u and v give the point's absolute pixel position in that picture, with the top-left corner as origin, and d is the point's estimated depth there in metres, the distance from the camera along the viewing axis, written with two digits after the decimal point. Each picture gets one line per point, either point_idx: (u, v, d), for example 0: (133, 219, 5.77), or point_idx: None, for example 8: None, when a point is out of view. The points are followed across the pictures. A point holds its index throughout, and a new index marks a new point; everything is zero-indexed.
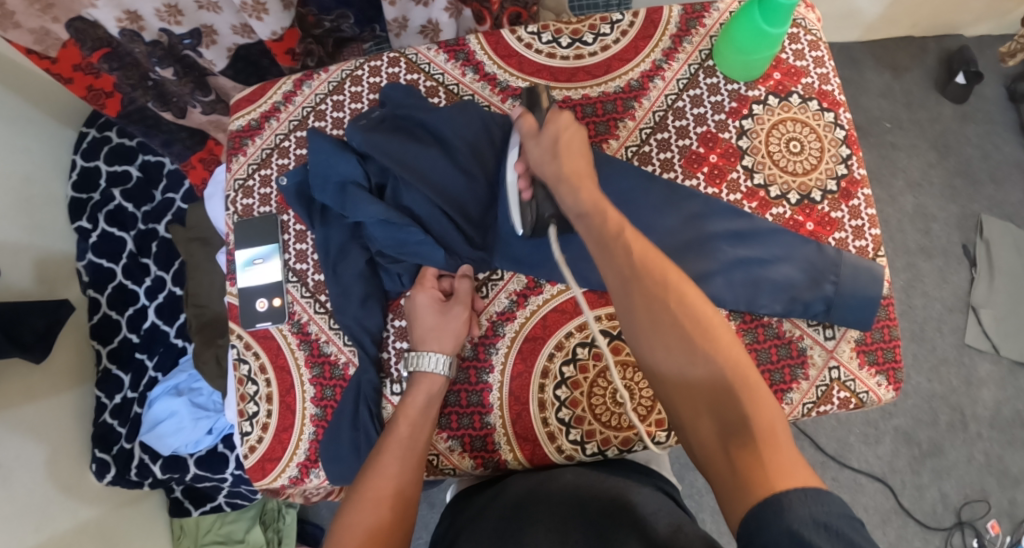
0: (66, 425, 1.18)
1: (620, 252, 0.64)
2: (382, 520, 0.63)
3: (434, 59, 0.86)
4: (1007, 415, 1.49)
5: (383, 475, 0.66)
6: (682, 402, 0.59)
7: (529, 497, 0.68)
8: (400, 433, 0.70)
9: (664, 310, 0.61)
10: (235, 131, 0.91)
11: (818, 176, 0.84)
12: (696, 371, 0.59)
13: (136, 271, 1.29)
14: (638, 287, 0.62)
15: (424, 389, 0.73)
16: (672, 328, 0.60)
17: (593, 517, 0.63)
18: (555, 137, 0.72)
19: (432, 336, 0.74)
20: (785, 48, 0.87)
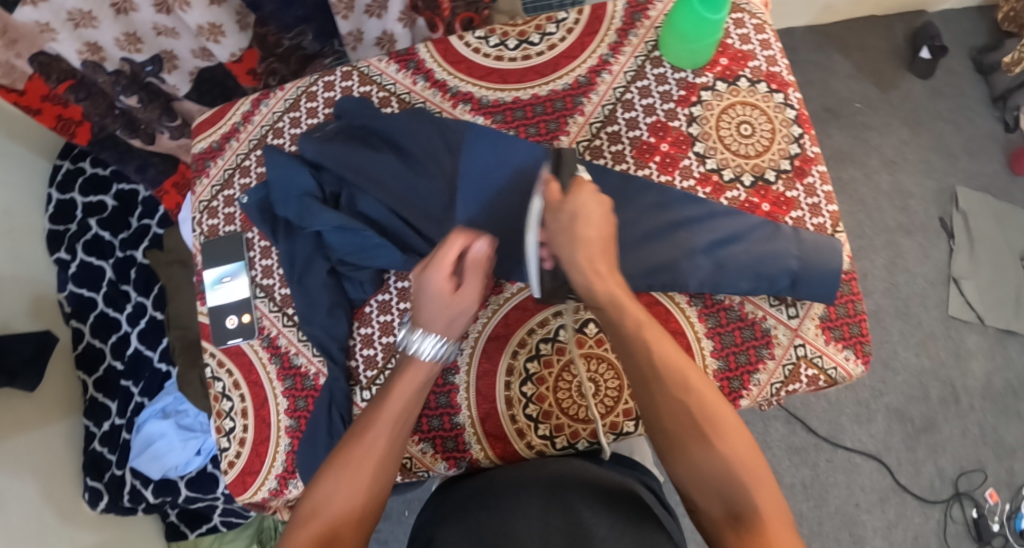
0: (57, 455, 1.19)
1: (638, 344, 0.64)
2: (359, 499, 0.61)
3: (385, 70, 0.87)
4: (998, 385, 1.49)
5: (368, 449, 0.63)
6: (696, 490, 0.60)
7: (501, 490, 0.68)
8: (390, 412, 0.66)
9: (681, 405, 0.62)
10: (198, 154, 0.92)
11: (771, 156, 0.85)
12: (711, 469, 0.60)
13: (117, 299, 1.30)
14: (657, 386, 0.63)
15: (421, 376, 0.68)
16: (690, 427, 0.61)
17: (571, 502, 0.64)
18: (575, 215, 0.67)
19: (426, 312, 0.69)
20: (730, 33, 0.89)
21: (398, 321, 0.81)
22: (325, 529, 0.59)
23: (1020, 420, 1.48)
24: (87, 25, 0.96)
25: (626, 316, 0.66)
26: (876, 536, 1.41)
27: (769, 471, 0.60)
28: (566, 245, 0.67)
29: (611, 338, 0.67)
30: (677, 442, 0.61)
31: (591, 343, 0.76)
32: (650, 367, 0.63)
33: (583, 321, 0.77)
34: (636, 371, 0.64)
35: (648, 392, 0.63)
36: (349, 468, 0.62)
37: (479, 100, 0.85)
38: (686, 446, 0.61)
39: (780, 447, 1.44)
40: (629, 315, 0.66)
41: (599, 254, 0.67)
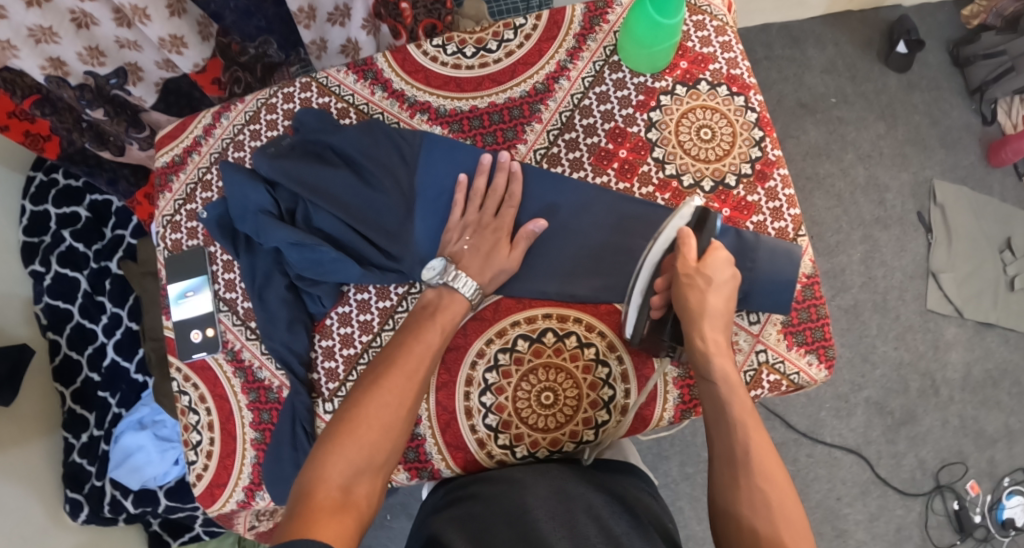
0: (38, 467, 1.19)
1: (737, 426, 0.70)
2: (393, 422, 0.69)
3: (344, 80, 0.87)
4: (977, 376, 1.50)
5: (405, 373, 0.71)
6: None
7: (507, 493, 0.69)
8: (429, 338, 0.73)
9: (760, 489, 0.66)
10: (160, 168, 0.92)
11: (732, 161, 0.84)
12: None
13: (92, 310, 1.30)
14: (744, 469, 0.68)
15: (451, 308, 0.75)
16: (762, 514, 0.65)
17: (577, 514, 0.65)
18: (711, 282, 0.72)
19: (484, 261, 0.76)
20: (690, 36, 0.87)
21: (359, 334, 0.81)
22: (361, 438, 0.67)
23: (1000, 410, 1.49)
24: (50, 40, 0.92)
25: (730, 401, 0.71)
26: (858, 529, 1.41)
27: None
28: (697, 304, 0.73)
29: (711, 415, 0.72)
30: (745, 521, 0.65)
31: (549, 352, 0.77)
32: (744, 451, 0.69)
33: (541, 331, 0.78)
34: (729, 443, 0.70)
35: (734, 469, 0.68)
36: (387, 392, 0.69)
37: (437, 110, 0.85)
38: (753, 527, 0.64)
39: None
40: (734, 401, 0.71)
41: (718, 339, 0.73)
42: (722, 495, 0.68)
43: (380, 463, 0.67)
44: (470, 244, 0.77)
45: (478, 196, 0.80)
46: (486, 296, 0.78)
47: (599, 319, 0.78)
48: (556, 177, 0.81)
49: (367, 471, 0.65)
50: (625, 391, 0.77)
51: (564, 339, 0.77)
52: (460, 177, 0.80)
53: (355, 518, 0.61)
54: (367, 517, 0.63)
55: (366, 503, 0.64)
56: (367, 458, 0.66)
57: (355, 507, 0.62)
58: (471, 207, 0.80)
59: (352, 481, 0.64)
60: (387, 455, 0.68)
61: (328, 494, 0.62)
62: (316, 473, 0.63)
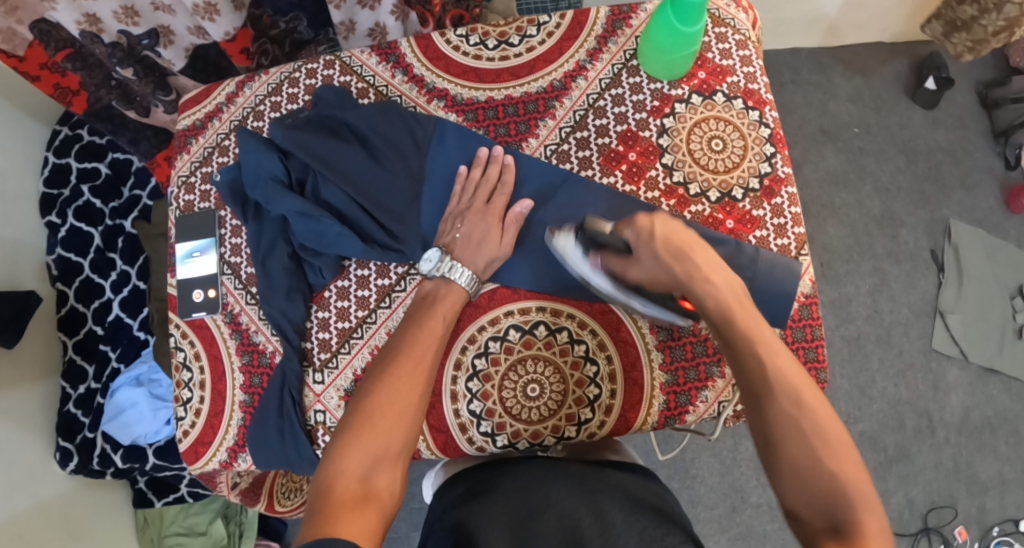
0: (32, 414, 1.21)
1: (750, 355, 0.68)
2: (405, 410, 0.70)
3: (366, 61, 0.88)
4: (976, 421, 1.48)
5: (412, 361, 0.73)
6: (801, 501, 0.63)
7: (530, 486, 0.71)
8: (434, 326, 0.75)
9: (789, 418, 0.65)
10: (181, 130, 0.94)
11: (740, 174, 0.85)
12: (815, 479, 0.63)
13: (103, 266, 1.32)
14: (767, 398, 0.66)
15: (452, 300, 0.77)
16: (801, 441, 0.64)
17: (603, 503, 0.67)
18: (665, 240, 0.72)
19: (476, 248, 0.78)
20: (711, 47, 0.89)
21: (355, 309, 0.82)
22: (377, 430, 0.69)
23: (996, 457, 1.47)
24: None
25: (740, 327, 0.70)
26: None
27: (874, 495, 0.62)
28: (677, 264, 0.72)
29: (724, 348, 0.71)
30: (787, 449, 0.65)
31: (539, 345, 0.77)
32: (765, 380, 0.67)
33: (533, 323, 0.78)
34: (748, 375, 0.69)
35: (759, 401, 0.67)
36: (396, 382, 0.71)
37: (454, 97, 0.86)
38: (792, 458, 0.64)
39: (749, 465, 1.41)
40: (744, 326, 0.70)
41: (715, 273, 0.72)
42: (757, 426, 0.67)
43: (398, 452, 0.69)
44: (462, 232, 0.79)
45: (473, 185, 0.81)
46: (483, 283, 0.79)
47: (592, 317, 0.79)
48: (561, 175, 0.82)
49: (385, 461, 0.67)
50: (611, 392, 0.77)
51: (555, 334, 0.78)
52: (460, 168, 0.82)
53: (377, 510, 0.63)
54: (390, 506, 0.65)
55: (388, 492, 0.66)
56: (382, 448, 0.68)
57: (377, 497, 0.64)
58: (465, 196, 0.81)
59: (371, 473, 0.66)
60: (403, 443, 0.69)
61: (348, 488, 0.64)
62: (335, 468, 0.66)
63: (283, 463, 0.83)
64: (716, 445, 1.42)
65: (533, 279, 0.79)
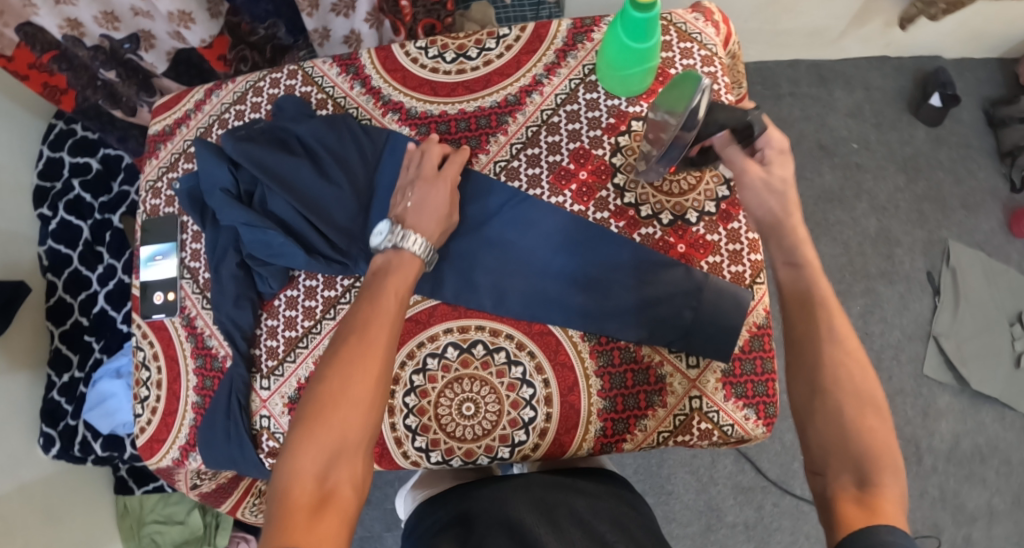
0: (17, 400, 1.25)
1: (813, 301, 0.67)
2: (362, 397, 0.64)
3: (327, 72, 0.89)
4: (966, 449, 1.45)
5: (366, 342, 0.67)
6: (833, 446, 0.61)
7: (494, 505, 0.73)
8: (387, 305, 0.69)
9: (836, 365, 0.64)
10: (151, 135, 0.96)
11: (696, 197, 0.83)
12: (853, 431, 0.61)
13: (90, 259, 1.37)
14: (827, 343, 0.64)
15: (407, 270, 0.73)
16: (850, 391, 0.63)
17: (559, 518, 0.70)
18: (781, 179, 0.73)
19: (418, 221, 0.76)
20: (674, 62, 0.89)
21: (302, 318, 0.83)
22: (331, 423, 0.62)
23: (984, 487, 1.43)
24: (67, 3, 0.96)
25: (812, 285, 0.68)
26: None
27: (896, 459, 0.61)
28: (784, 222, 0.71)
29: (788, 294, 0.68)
30: (833, 409, 0.62)
31: (476, 364, 0.78)
32: (824, 324, 0.65)
33: (472, 341, 0.79)
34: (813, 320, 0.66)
35: (817, 346, 0.65)
36: (348, 366, 0.65)
37: (408, 110, 0.86)
38: (837, 405, 0.62)
39: (726, 485, 1.39)
40: (818, 284, 0.68)
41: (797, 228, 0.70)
42: (804, 385, 0.64)
43: (358, 443, 0.63)
44: (415, 201, 0.77)
45: (420, 155, 0.80)
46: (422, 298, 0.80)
47: (531, 338, 0.79)
48: (508, 197, 0.82)
49: (344, 455, 0.62)
50: (546, 415, 0.78)
51: (492, 353, 0.78)
52: (410, 144, 0.82)
53: (339, 512, 0.59)
54: (354, 502, 0.61)
55: (350, 489, 0.61)
56: (339, 442, 0.62)
57: (336, 496, 0.60)
58: (414, 167, 0.80)
59: (329, 468, 0.61)
60: (363, 434, 0.63)
61: (305, 492, 0.60)
62: (290, 470, 0.61)
63: (230, 463, 0.85)
64: (694, 462, 1.41)
65: (473, 296, 0.79)
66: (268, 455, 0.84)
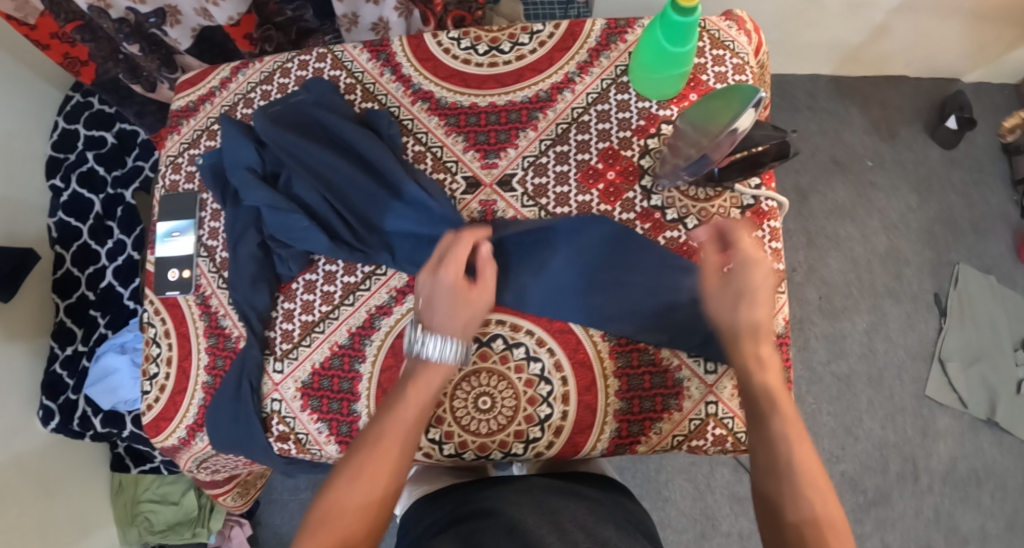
0: (16, 371, 1.24)
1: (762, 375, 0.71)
2: (372, 507, 0.63)
3: (357, 57, 0.89)
4: (962, 472, 1.45)
5: (383, 453, 0.66)
6: (771, 514, 0.63)
7: (504, 503, 0.72)
8: (407, 413, 0.68)
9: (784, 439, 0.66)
10: (173, 111, 0.94)
11: (722, 204, 0.83)
12: (791, 500, 0.63)
13: (100, 233, 1.36)
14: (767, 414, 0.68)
15: (435, 376, 0.71)
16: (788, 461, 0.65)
17: (564, 523, 0.68)
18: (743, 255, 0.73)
19: (441, 318, 0.73)
20: (705, 69, 0.89)
21: (319, 303, 0.83)
22: (339, 532, 0.61)
23: (979, 511, 1.43)
24: None
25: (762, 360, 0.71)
26: None
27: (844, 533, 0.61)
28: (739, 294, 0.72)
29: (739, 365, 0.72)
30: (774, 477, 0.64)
31: (494, 358, 0.77)
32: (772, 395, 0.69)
33: (491, 335, 0.78)
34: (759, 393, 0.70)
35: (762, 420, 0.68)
36: (362, 477, 0.64)
37: (438, 100, 0.86)
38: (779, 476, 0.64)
39: (723, 494, 1.39)
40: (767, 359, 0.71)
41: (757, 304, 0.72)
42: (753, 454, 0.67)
43: None
44: (425, 298, 0.73)
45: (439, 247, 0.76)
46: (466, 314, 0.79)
47: (551, 335, 0.79)
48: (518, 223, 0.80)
49: None
50: (562, 413, 0.77)
51: (511, 348, 0.78)
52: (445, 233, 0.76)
53: None
54: None
55: None
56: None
57: None
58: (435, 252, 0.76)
59: None
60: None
61: None
62: None
63: (237, 446, 0.84)
64: (691, 470, 1.41)
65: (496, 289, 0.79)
66: (277, 439, 0.83)
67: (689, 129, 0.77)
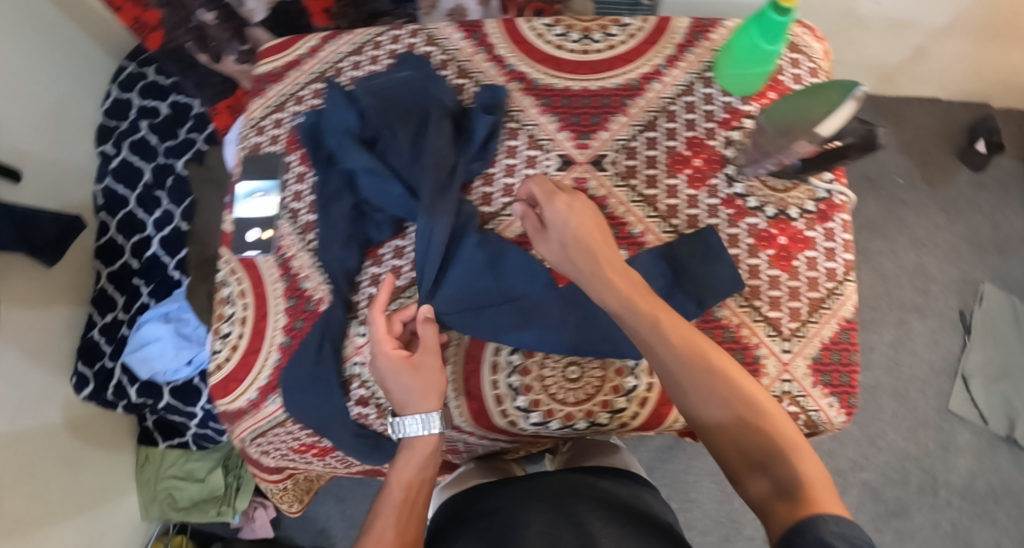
0: (54, 337, 1.22)
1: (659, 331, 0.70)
2: None
3: (451, 36, 0.91)
4: (980, 488, 1.48)
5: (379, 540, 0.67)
6: (737, 456, 0.64)
7: (515, 504, 0.76)
8: (394, 496, 0.71)
9: (711, 386, 0.66)
10: (259, 75, 0.95)
11: (798, 195, 0.87)
12: (743, 433, 0.64)
13: (148, 202, 1.37)
14: (677, 366, 0.68)
15: (419, 451, 0.75)
16: (720, 400, 0.66)
17: (580, 515, 0.72)
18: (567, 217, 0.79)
19: (407, 398, 0.75)
20: (784, 70, 0.91)
21: (408, 268, 0.85)
22: None
23: (995, 527, 1.46)
24: None
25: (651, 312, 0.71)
26: None
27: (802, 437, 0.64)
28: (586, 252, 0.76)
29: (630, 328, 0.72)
30: (716, 417, 0.65)
31: None
32: (665, 346, 0.69)
33: None
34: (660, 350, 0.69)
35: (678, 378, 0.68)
36: None
37: (532, 82, 0.89)
38: (722, 423, 0.65)
39: None
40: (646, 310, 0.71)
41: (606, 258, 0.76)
42: (689, 407, 0.67)
43: None
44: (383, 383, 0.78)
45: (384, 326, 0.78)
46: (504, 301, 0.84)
47: None
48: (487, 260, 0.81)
49: None
50: (648, 386, 0.79)
51: None
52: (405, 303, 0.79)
53: None
54: None
55: None
56: None
57: None
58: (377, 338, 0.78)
59: None
60: None
61: None
62: None
63: (311, 411, 0.84)
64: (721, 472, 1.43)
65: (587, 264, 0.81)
66: (356, 403, 0.85)
67: (768, 123, 0.83)
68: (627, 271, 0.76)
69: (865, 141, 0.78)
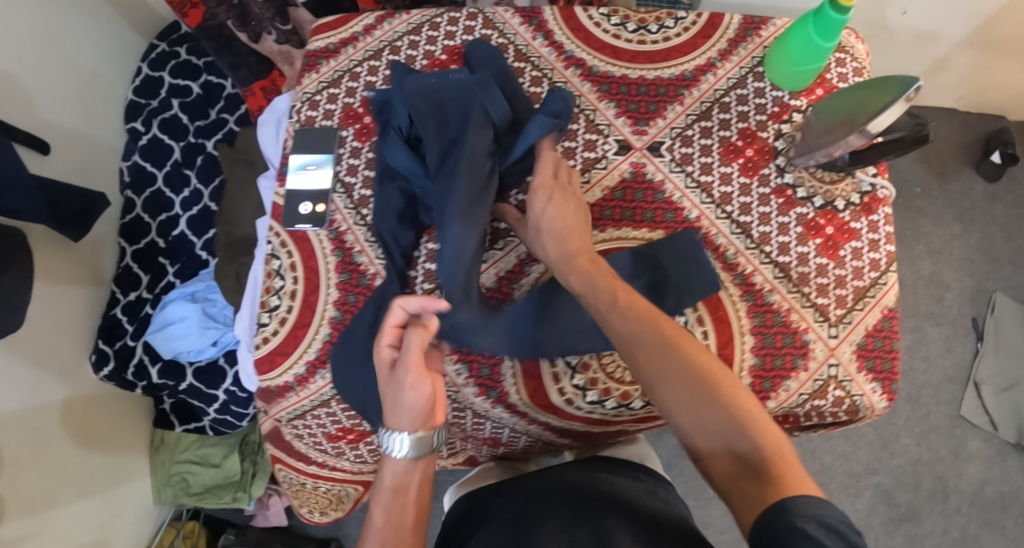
0: (76, 313, 1.20)
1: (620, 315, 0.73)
2: None
3: (509, 21, 0.92)
4: (990, 495, 1.50)
5: None
6: (699, 435, 0.66)
7: (525, 505, 0.74)
8: (375, 520, 0.68)
9: (669, 362, 0.68)
10: (313, 50, 0.95)
11: (844, 188, 0.88)
12: (702, 407, 0.66)
13: (176, 181, 1.34)
14: (635, 345, 0.70)
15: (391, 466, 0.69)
16: (676, 376, 0.67)
17: (597, 513, 0.71)
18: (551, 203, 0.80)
19: (392, 412, 0.68)
20: (830, 69, 0.92)
21: None
22: None
23: (1003, 534, 1.48)
24: None
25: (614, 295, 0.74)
26: None
27: (762, 411, 0.66)
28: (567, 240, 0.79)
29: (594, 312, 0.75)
30: (672, 394, 0.67)
31: None
32: (625, 326, 0.71)
33: None
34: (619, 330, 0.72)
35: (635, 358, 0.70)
36: None
37: (590, 68, 0.90)
38: (678, 399, 0.67)
39: None
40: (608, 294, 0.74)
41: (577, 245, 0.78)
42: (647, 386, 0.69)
43: None
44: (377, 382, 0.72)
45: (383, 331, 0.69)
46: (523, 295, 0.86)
47: None
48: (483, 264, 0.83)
49: None
50: None
51: None
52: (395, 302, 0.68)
53: None
54: None
55: None
56: None
57: None
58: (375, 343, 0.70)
59: None
60: None
61: None
62: None
63: (359, 389, 0.82)
64: None
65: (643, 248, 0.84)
66: None
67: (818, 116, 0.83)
68: (596, 259, 0.78)
69: (916, 137, 0.78)
